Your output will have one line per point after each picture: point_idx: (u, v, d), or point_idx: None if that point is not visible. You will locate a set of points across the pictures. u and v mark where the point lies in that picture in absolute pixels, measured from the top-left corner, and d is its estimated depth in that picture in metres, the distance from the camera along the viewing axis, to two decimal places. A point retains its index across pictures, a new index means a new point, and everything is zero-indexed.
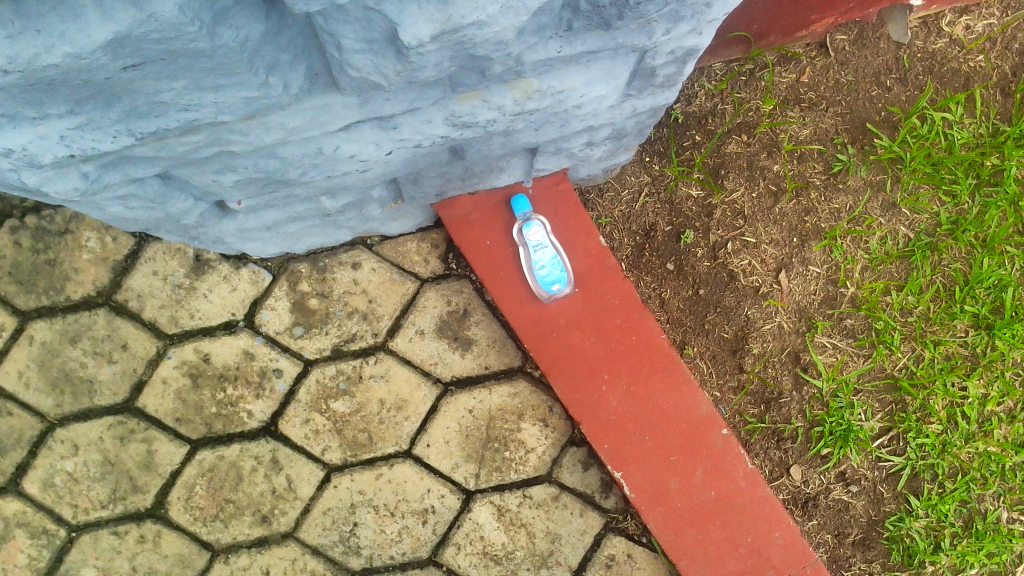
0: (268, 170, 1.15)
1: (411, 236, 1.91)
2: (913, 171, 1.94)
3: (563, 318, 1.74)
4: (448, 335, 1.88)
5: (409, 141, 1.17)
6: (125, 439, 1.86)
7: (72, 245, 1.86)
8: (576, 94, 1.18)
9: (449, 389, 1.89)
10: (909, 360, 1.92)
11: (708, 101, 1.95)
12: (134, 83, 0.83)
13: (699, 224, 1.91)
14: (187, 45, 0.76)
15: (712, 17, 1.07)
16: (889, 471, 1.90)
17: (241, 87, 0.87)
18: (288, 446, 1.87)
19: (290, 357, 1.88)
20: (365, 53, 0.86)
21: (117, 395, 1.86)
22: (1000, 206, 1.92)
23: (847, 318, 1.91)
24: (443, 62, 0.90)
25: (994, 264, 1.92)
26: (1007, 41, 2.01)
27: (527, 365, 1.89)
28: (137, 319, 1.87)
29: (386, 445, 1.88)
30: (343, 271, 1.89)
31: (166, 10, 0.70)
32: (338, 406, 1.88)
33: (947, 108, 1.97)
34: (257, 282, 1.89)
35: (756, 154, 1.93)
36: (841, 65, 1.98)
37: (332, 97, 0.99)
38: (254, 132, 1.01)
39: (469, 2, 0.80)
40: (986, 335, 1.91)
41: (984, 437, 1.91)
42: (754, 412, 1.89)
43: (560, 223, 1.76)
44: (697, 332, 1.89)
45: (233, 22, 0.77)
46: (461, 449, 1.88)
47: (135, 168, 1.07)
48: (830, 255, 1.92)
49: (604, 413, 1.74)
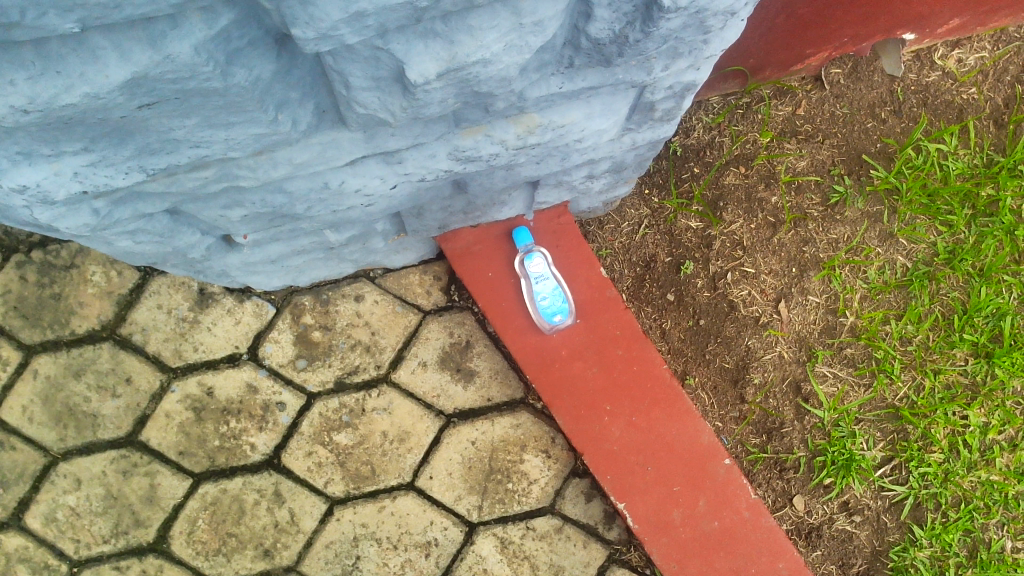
0: (275, 205, 1.17)
1: (413, 269, 1.93)
2: (909, 202, 1.96)
3: (565, 349, 1.75)
4: (451, 367, 1.90)
5: (413, 175, 1.19)
6: (128, 472, 1.86)
7: (78, 279, 1.88)
8: (577, 129, 1.20)
9: (452, 420, 1.89)
10: (910, 390, 1.93)
11: (705, 134, 1.98)
12: (148, 121, 0.85)
13: (699, 255, 1.93)
14: (201, 84, 0.78)
15: (710, 53, 1.09)
16: (892, 501, 1.90)
17: (251, 124, 0.89)
18: (291, 479, 1.87)
19: (293, 390, 1.89)
20: (372, 90, 0.88)
21: (121, 429, 1.87)
22: (997, 235, 1.94)
23: (847, 347, 1.93)
24: (447, 99, 0.92)
25: (992, 292, 1.93)
26: (999, 74, 2.06)
27: (529, 396, 1.89)
28: (141, 352, 1.88)
29: (389, 478, 1.88)
30: (346, 303, 1.91)
31: (182, 51, 0.72)
32: (340, 439, 1.88)
33: (941, 139, 2.01)
34: (260, 315, 1.90)
35: (754, 185, 1.96)
36: (836, 97, 2.01)
37: (339, 134, 1.02)
38: (262, 167, 1.03)
39: (474, 42, 0.82)
40: (985, 363, 1.92)
41: (986, 465, 1.91)
42: (757, 442, 1.90)
43: (561, 254, 1.78)
44: (698, 362, 1.90)
45: (246, 62, 0.79)
46: (464, 481, 1.88)
47: (145, 204, 1.08)
48: (828, 285, 1.94)
49: (605, 444, 1.75)
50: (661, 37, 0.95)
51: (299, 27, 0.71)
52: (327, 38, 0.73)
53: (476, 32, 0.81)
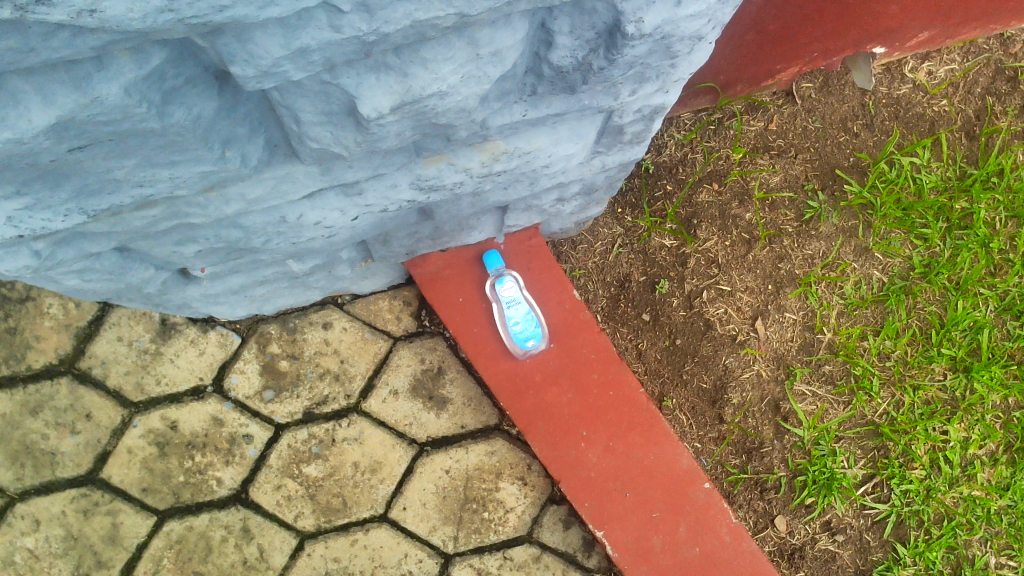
0: (231, 240, 1.12)
1: (383, 294, 1.89)
2: (884, 216, 1.95)
3: (539, 374, 1.71)
4: (423, 395, 1.85)
5: (375, 206, 1.15)
6: (89, 512, 1.79)
7: (34, 312, 1.82)
8: (544, 155, 1.16)
9: (425, 449, 1.84)
10: (889, 406, 1.90)
11: (677, 151, 1.96)
12: (83, 163, 0.80)
13: (674, 274, 1.90)
14: (135, 125, 0.73)
15: (677, 77, 1.06)
16: (875, 519, 1.87)
17: (196, 162, 0.84)
18: (259, 513, 1.81)
19: (260, 422, 1.83)
20: (324, 125, 0.83)
21: (81, 466, 1.80)
22: (972, 248, 1.93)
23: (824, 364, 1.90)
24: (404, 131, 0.88)
25: (969, 306, 1.92)
26: (969, 85, 2.07)
27: (504, 422, 1.85)
28: (101, 387, 1.82)
29: (362, 509, 1.82)
30: (314, 331, 1.86)
31: (110, 92, 0.67)
32: (310, 471, 1.82)
33: (913, 152, 2.00)
34: (225, 345, 1.85)
35: (727, 203, 1.94)
36: (808, 112, 2.00)
37: (294, 168, 0.97)
38: (213, 204, 0.98)
39: (430, 74, 0.78)
40: (964, 378, 1.91)
41: (968, 481, 1.88)
42: (737, 463, 1.86)
43: (534, 278, 1.74)
44: (675, 383, 1.86)
45: (185, 101, 0.75)
46: (438, 511, 1.83)
47: (90, 244, 1.03)
48: (806, 302, 1.92)
49: (583, 470, 1.70)
50: (627, 64, 0.91)
51: (238, 64, 0.67)
52: (270, 74, 0.69)
53: (431, 64, 0.77)
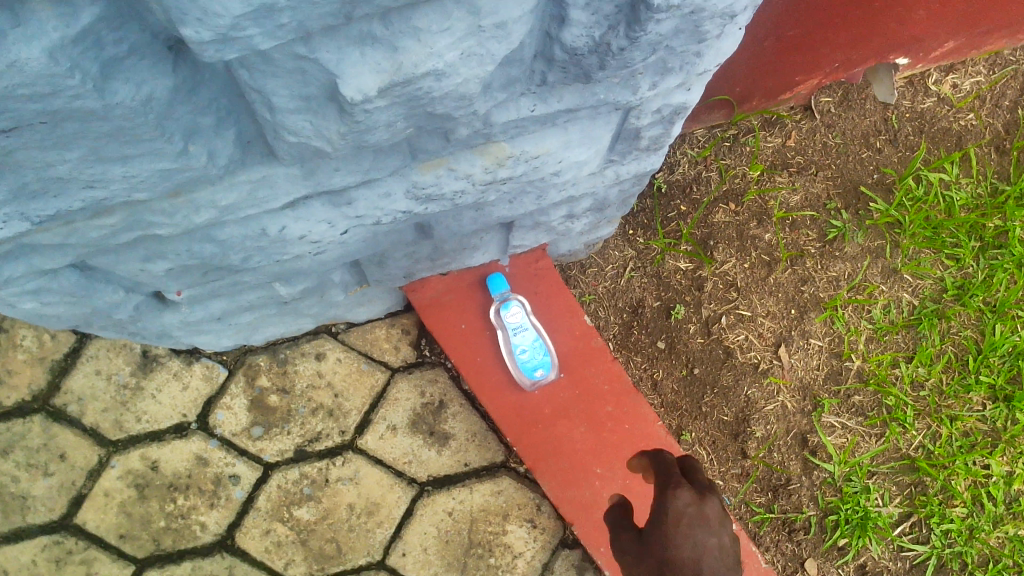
0: (204, 256, 1.01)
1: (380, 322, 1.77)
2: (913, 235, 1.83)
3: (548, 407, 1.58)
4: (423, 431, 1.72)
5: (366, 218, 1.03)
6: (61, 561, 1.64)
7: (6, 344, 1.70)
8: (553, 160, 1.05)
9: (426, 489, 1.70)
10: (925, 439, 1.76)
11: (691, 169, 1.85)
12: (17, 154, 0.68)
13: (690, 298, 1.78)
14: (70, 103, 0.62)
15: (702, 69, 0.95)
16: (914, 562, 1.72)
17: (153, 156, 0.73)
18: (246, 561, 1.66)
19: (248, 462, 1.70)
20: (302, 112, 0.72)
21: (54, 511, 1.66)
22: (1008, 269, 1.80)
23: (854, 395, 1.77)
24: (396, 122, 0.77)
25: (1007, 330, 1.79)
26: (997, 98, 1.97)
27: (510, 459, 1.72)
28: (77, 425, 1.69)
29: (357, 556, 1.67)
30: (306, 362, 1.74)
31: (33, 56, 0.56)
32: (302, 514, 1.68)
33: (941, 168, 1.89)
34: (211, 378, 1.72)
35: (745, 223, 1.82)
36: (828, 127, 1.90)
37: (272, 169, 0.85)
38: (180, 212, 0.87)
39: (423, 48, 0.67)
40: (1005, 407, 1.77)
41: (1014, 520, 1.73)
42: (762, 502, 1.72)
43: (541, 303, 1.62)
44: (694, 416, 1.73)
45: (130, 76, 0.64)
46: (440, 557, 1.68)
47: (43, 259, 0.92)
48: (832, 327, 1.79)
49: (597, 512, 1.56)
50: (651, 45, 0.79)
51: (190, 25, 0.55)
52: (229, 39, 0.58)
53: (424, 36, 0.66)
